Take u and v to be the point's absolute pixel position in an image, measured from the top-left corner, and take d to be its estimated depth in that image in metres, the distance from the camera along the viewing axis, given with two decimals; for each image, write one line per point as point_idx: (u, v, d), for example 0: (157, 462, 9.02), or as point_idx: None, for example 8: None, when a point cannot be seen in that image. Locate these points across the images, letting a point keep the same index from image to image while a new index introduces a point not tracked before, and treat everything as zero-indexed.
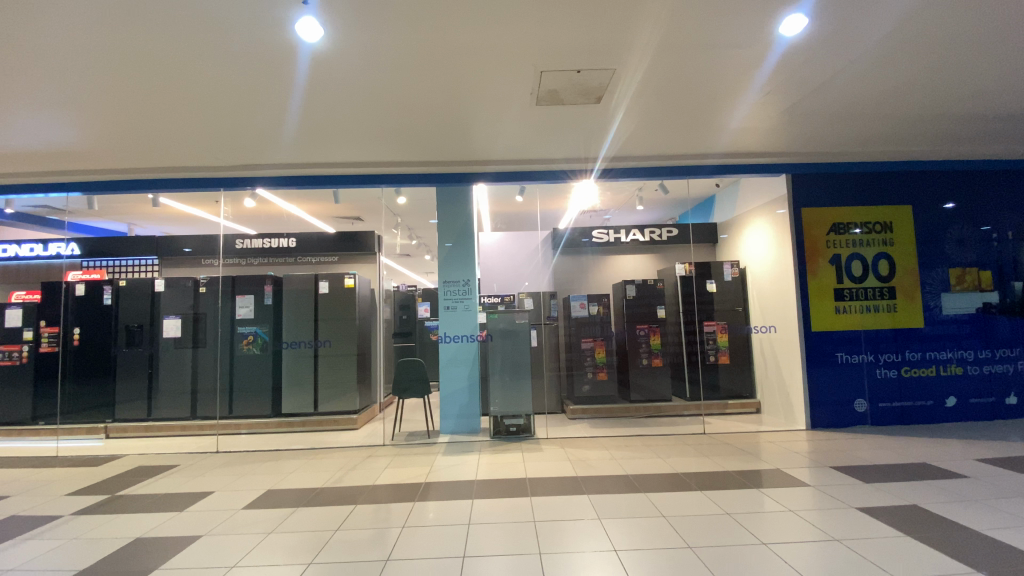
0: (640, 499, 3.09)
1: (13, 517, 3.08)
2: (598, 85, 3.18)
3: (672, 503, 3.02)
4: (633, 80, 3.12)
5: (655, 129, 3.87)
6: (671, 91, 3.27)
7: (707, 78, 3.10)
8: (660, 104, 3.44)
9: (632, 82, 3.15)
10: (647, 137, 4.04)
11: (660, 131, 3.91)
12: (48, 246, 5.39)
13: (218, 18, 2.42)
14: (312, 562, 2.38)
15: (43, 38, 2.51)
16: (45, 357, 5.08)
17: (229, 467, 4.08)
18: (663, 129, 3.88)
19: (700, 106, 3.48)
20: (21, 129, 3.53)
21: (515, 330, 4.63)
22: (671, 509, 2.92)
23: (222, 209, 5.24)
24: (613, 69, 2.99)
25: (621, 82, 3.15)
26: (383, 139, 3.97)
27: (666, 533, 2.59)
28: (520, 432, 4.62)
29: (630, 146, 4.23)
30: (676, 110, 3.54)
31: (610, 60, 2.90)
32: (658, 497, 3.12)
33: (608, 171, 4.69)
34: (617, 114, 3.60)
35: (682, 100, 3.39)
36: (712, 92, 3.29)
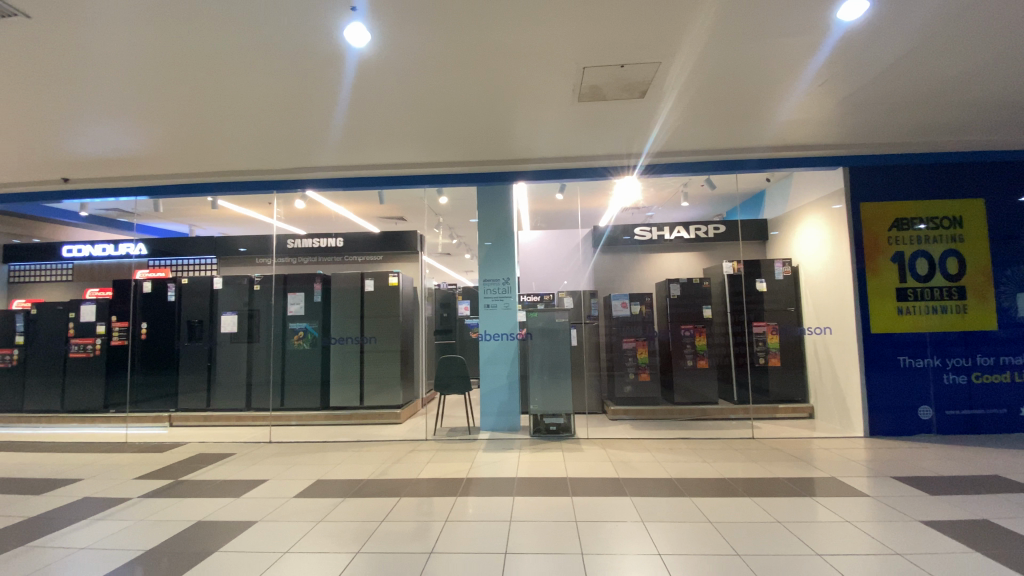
0: (685, 504, 3.01)
1: (88, 498, 3.34)
2: (641, 80, 3.12)
3: (717, 509, 2.92)
4: (678, 73, 3.04)
5: (701, 123, 3.75)
6: (719, 83, 3.16)
7: (757, 68, 2.97)
8: (706, 97, 3.33)
9: (677, 75, 3.06)
10: (692, 131, 3.92)
11: (705, 125, 3.79)
12: (119, 247, 5.75)
13: (269, 27, 2.52)
14: (358, 551, 2.45)
15: (114, 53, 2.70)
16: (117, 350, 5.46)
17: (280, 457, 4.26)
18: (709, 123, 3.75)
19: (748, 97, 3.34)
20: (94, 137, 3.81)
21: (554, 329, 4.60)
22: (717, 514, 2.83)
23: (275, 211, 5.49)
24: (657, 63, 2.92)
25: (666, 75, 3.07)
26: (424, 140, 4.03)
27: (713, 539, 2.51)
28: (559, 431, 4.58)
29: (674, 141, 4.12)
30: (724, 103, 3.41)
31: (654, 53, 2.82)
32: (702, 502, 3.03)
33: (652, 166, 4.61)
34: (661, 108, 3.51)
35: (730, 92, 3.27)
36: (762, 83, 3.16)
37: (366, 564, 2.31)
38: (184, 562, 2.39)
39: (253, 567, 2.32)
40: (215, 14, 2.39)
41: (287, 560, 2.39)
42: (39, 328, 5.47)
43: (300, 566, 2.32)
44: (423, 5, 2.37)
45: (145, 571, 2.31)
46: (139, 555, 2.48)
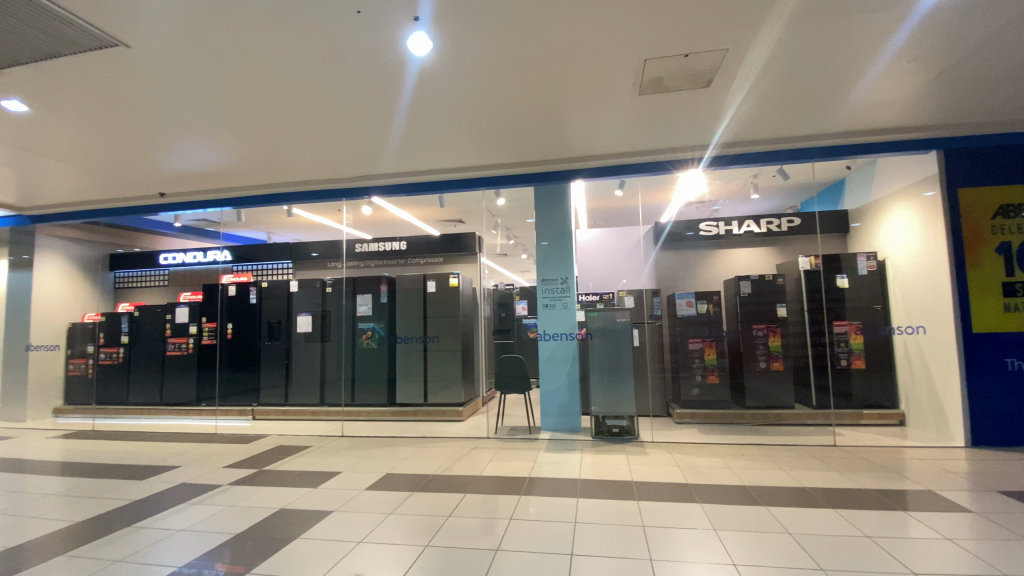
0: (761, 513, 2.84)
1: (186, 484, 3.68)
2: (707, 68, 2.98)
3: (797, 520, 2.74)
4: (746, 59, 2.88)
5: (772, 110, 3.54)
6: (793, 67, 2.96)
7: (837, 48, 2.75)
8: (777, 82, 3.13)
9: (746, 61, 2.90)
10: (762, 119, 3.70)
11: (776, 112, 3.57)
12: (208, 254, 6.38)
13: (338, 44, 2.65)
14: (427, 545, 2.53)
15: (201, 75, 2.95)
16: (206, 348, 5.98)
17: (351, 451, 4.47)
18: (782, 109, 3.53)
19: (825, 80, 3.11)
20: (187, 154, 4.19)
21: (615, 330, 4.50)
22: (797, 526, 2.65)
23: (344, 217, 5.78)
24: (724, 50, 2.79)
25: (733, 62, 2.92)
26: (484, 142, 4.08)
27: (793, 551, 2.36)
28: (622, 433, 4.55)
29: (743, 130, 3.91)
30: (798, 87, 3.20)
31: (719, 41, 2.70)
32: (779, 512, 2.85)
33: (719, 158, 4.37)
34: (728, 97, 3.35)
35: (805, 75, 3.05)
36: (842, 64, 2.93)
37: (434, 558, 2.37)
38: (268, 547, 2.56)
39: (330, 555, 2.45)
40: (289, 34, 2.55)
41: (360, 550, 2.50)
42: (141, 329, 6.09)
43: (374, 555, 2.43)
44: (480, 10, 2.40)
45: (233, 553, 2.50)
46: (229, 537, 2.71)
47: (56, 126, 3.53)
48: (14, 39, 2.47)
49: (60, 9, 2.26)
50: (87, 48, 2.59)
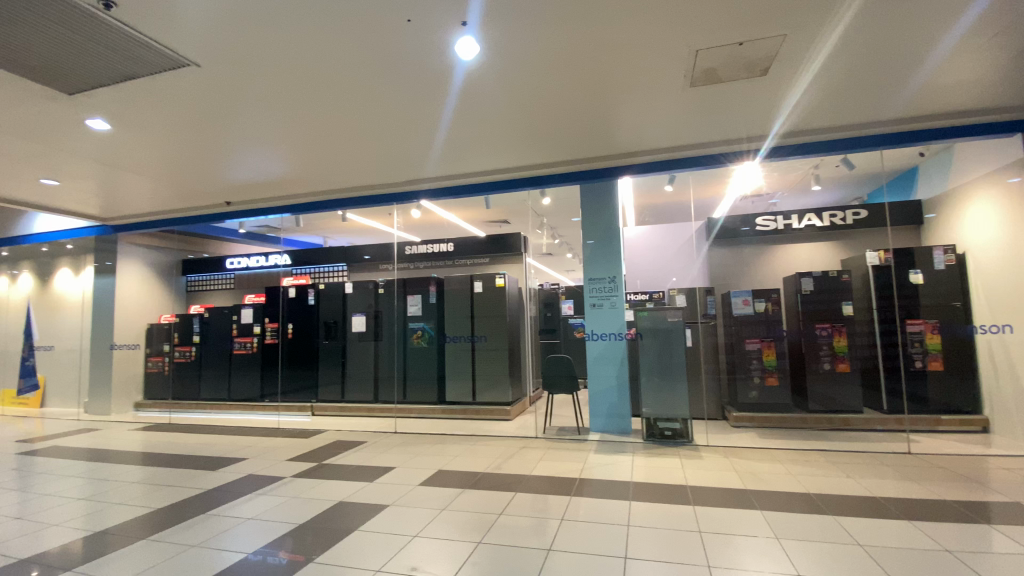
0: (827, 523, 2.69)
1: (253, 475, 3.92)
2: (764, 56, 2.84)
3: (867, 531, 2.57)
4: (807, 44, 2.73)
5: (836, 97, 3.34)
6: (860, 50, 2.77)
7: (911, 28, 2.56)
8: (841, 66, 2.95)
9: (806, 46, 2.75)
10: (824, 106, 3.50)
11: (842, 98, 3.36)
12: (269, 258, 6.74)
13: (389, 52, 2.73)
14: (480, 541, 2.57)
15: (263, 90, 3.13)
16: (270, 347, 6.35)
17: (404, 448, 4.60)
18: (847, 95, 3.31)
19: (897, 62, 2.90)
20: (251, 164, 4.46)
21: (667, 330, 4.39)
22: (869, 537, 2.49)
23: (394, 220, 5.86)
24: (782, 36, 2.65)
25: (792, 48, 2.77)
26: (530, 143, 4.10)
27: (864, 564, 2.22)
28: (675, 436, 4.43)
29: (803, 119, 3.72)
30: (867, 70, 2.99)
31: (777, 26, 2.57)
32: (847, 522, 2.68)
33: (778, 149, 4.16)
34: (787, 85, 3.19)
35: (875, 58, 2.85)
36: (917, 44, 2.71)
37: (487, 555, 2.41)
38: (328, 538, 2.68)
39: (386, 548, 2.53)
40: (343, 46, 2.66)
41: (416, 543, 2.58)
42: (211, 330, 6.54)
43: (428, 549, 2.50)
44: (526, 11, 2.40)
45: (295, 542, 2.64)
46: (293, 527, 2.86)
47: (137, 141, 3.85)
48: (100, 63, 2.71)
49: (138, 33, 2.46)
50: (162, 68, 2.80)
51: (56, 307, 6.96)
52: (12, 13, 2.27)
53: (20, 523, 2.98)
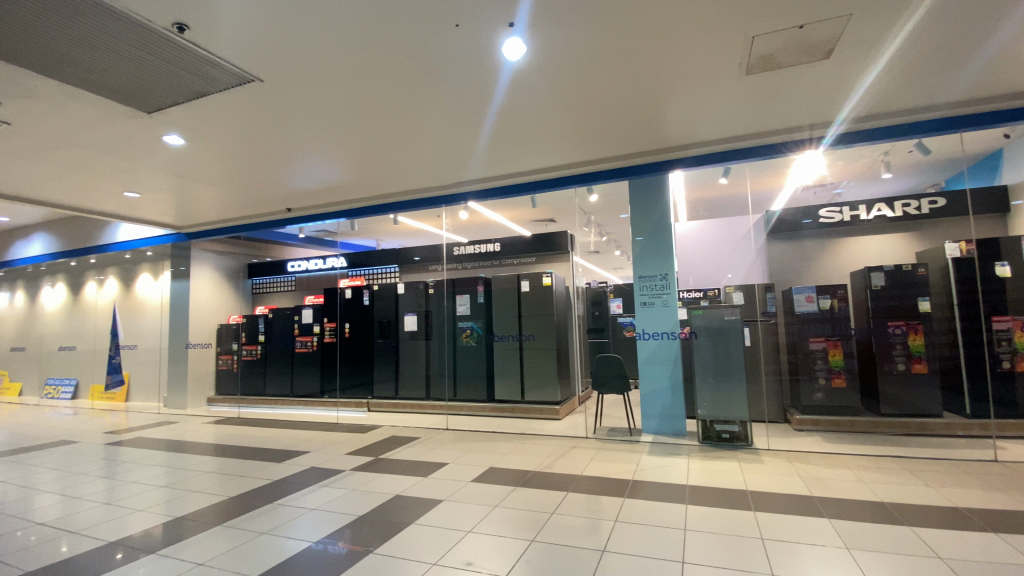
0: (902, 533, 2.52)
1: (314, 467, 4.13)
2: (827, 39, 2.67)
3: (950, 542, 2.38)
4: (875, 24, 2.54)
5: (912, 76, 3.09)
6: (939, 25, 2.56)
7: None
8: (918, 44, 2.72)
9: (875, 26, 2.57)
10: (898, 88, 3.24)
11: (917, 78, 3.11)
12: (327, 261, 7.09)
13: (436, 57, 2.78)
14: (533, 539, 2.58)
15: (318, 100, 3.27)
16: (328, 345, 6.64)
17: (454, 444, 4.69)
18: (924, 74, 3.06)
19: (984, 34, 2.64)
20: (309, 172, 4.68)
21: (724, 329, 4.23)
22: (951, 550, 2.30)
23: (444, 221, 5.98)
24: (848, 16, 2.48)
25: (860, 28, 2.58)
26: (578, 140, 4.06)
27: None
28: (734, 439, 4.26)
29: (874, 102, 3.47)
30: (947, 47, 2.75)
31: (842, 6, 2.40)
32: (926, 533, 2.49)
33: (845, 135, 3.90)
34: (855, 67, 2.98)
35: (957, 32, 2.62)
36: (1008, 13, 2.47)
37: (539, 553, 2.42)
38: (384, 531, 2.78)
39: (441, 542, 2.59)
40: (393, 54, 2.74)
41: (470, 539, 2.62)
42: (274, 329, 6.92)
43: (482, 545, 2.54)
44: (573, 8, 2.37)
45: (354, 534, 2.75)
46: (354, 518, 2.99)
47: (207, 154, 4.12)
48: (175, 83, 2.93)
49: (207, 52, 2.65)
50: (229, 84, 3.00)
51: (138, 309, 7.59)
52: (100, 42, 2.50)
53: (111, 507, 3.28)
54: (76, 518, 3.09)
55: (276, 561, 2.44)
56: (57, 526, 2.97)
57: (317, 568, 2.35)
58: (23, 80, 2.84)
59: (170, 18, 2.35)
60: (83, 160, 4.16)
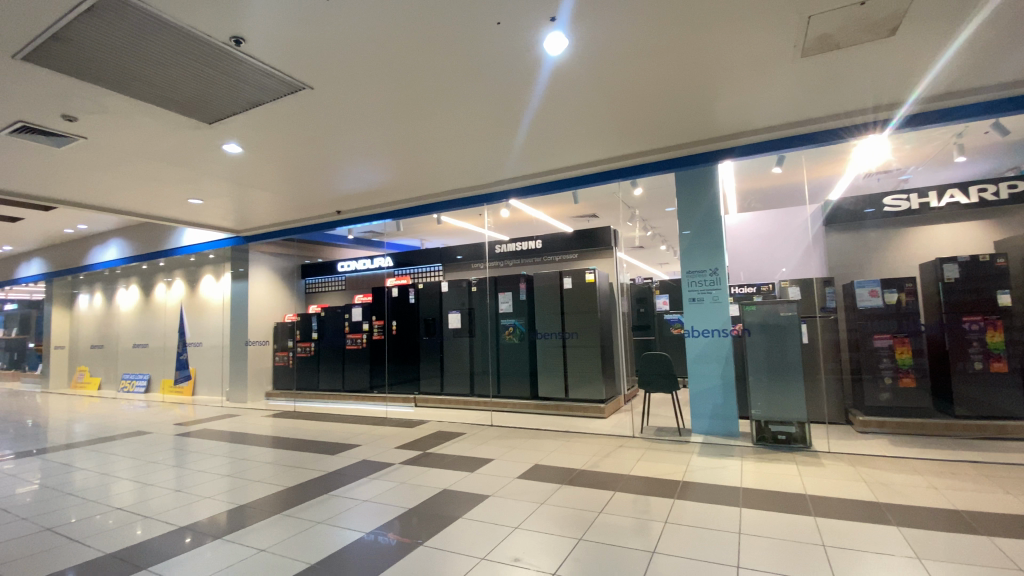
0: (982, 543, 2.32)
1: (366, 460, 4.27)
2: (892, 14, 2.49)
3: None
4: None
5: (993, 49, 2.83)
6: None
7: None
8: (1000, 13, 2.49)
9: None
10: (977, 62, 2.98)
11: (999, 51, 2.84)
12: (374, 260, 7.30)
13: (477, 56, 2.79)
14: (580, 538, 2.56)
15: (363, 104, 3.35)
16: (377, 343, 6.85)
17: (499, 441, 4.73)
18: (1007, 46, 2.79)
19: None
20: (356, 174, 4.82)
21: (780, 325, 4.06)
22: None
23: (486, 219, 6.03)
24: None
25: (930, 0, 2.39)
26: (622, 133, 3.98)
27: None
28: (791, 442, 3.98)
29: (947, 79, 3.20)
30: None
31: None
32: (1009, 544, 2.29)
33: (915, 116, 3.63)
34: (925, 43, 2.76)
35: None
36: None
37: (587, 552, 2.39)
38: (432, 524, 2.84)
39: (489, 537, 2.61)
40: (436, 55, 2.76)
41: (517, 535, 2.63)
42: (327, 327, 7.20)
43: (529, 542, 2.54)
44: None
45: (403, 526, 2.83)
46: (404, 510, 3.07)
47: (262, 161, 4.32)
48: (232, 94, 3.09)
49: (261, 63, 2.76)
50: (282, 93, 3.12)
51: (202, 309, 8.08)
52: (165, 58, 2.67)
53: (181, 494, 3.51)
54: (150, 504, 3.33)
55: (331, 550, 2.54)
56: (134, 511, 3.20)
57: (369, 558, 2.42)
58: (99, 97, 3.06)
59: (229, 32, 2.47)
60: (151, 170, 4.45)
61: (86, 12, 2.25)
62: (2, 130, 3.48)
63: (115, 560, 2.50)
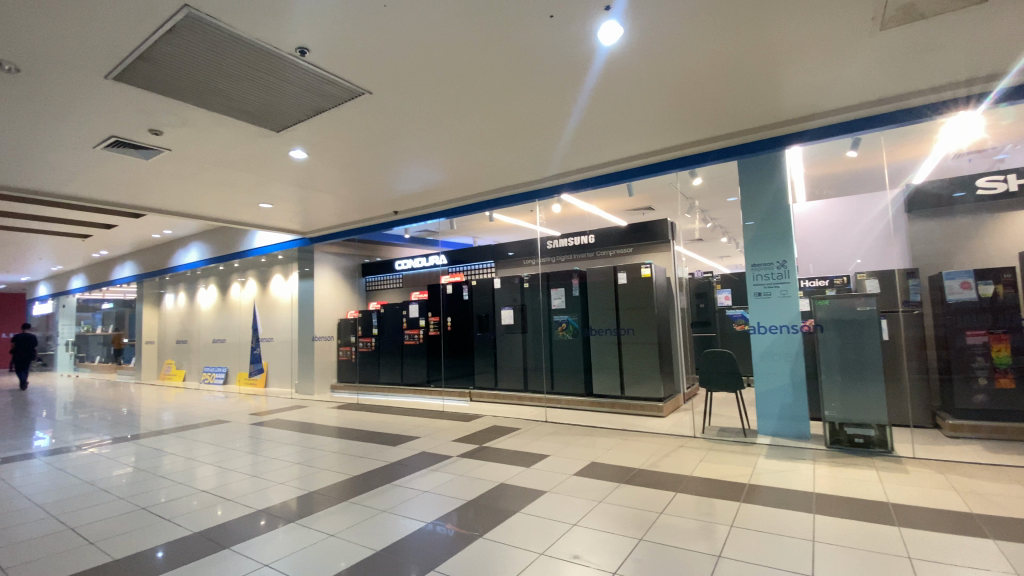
0: None
1: (425, 452, 4.39)
2: None
3: None
4: None
5: None
6: None
7: None
8: None
9: None
10: None
11: None
12: (430, 258, 7.40)
13: (530, 51, 2.77)
14: (640, 538, 2.51)
15: (418, 106, 3.42)
16: (433, 338, 7.01)
17: (554, 437, 4.72)
18: None
19: None
20: (413, 175, 4.95)
21: (857, 320, 3.81)
22: None
23: (537, 216, 6.09)
24: None
25: None
26: (680, 121, 3.85)
27: None
28: (869, 445, 3.71)
29: None
30: None
31: None
32: None
33: (1017, 89, 3.30)
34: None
35: None
36: None
37: (648, 552, 2.34)
38: (489, 517, 2.87)
39: (548, 533, 2.61)
40: (490, 53, 2.77)
41: (575, 532, 2.62)
42: (386, 324, 7.44)
43: (588, 539, 2.52)
44: None
45: (461, 517, 2.89)
46: (463, 502, 3.14)
47: (325, 165, 4.51)
48: (297, 102, 3.25)
49: (323, 71, 2.88)
50: (343, 99, 3.24)
51: (272, 307, 8.58)
52: (237, 71, 2.83)
53: (257, 479, 3.75)
54: (230, 488, 3.57)
55: (395, 538, 2.63)
56: (216, 493, 3.45)
57: (430, 548, 2.49)
58: (179, 111, 3.30)
59: (294, 43, 2.59)
60: (225, 177, 4.76)
61: (168, 33, 2.42)
62: (99, 144, 3.82)
63: (202, 538, 2.71)
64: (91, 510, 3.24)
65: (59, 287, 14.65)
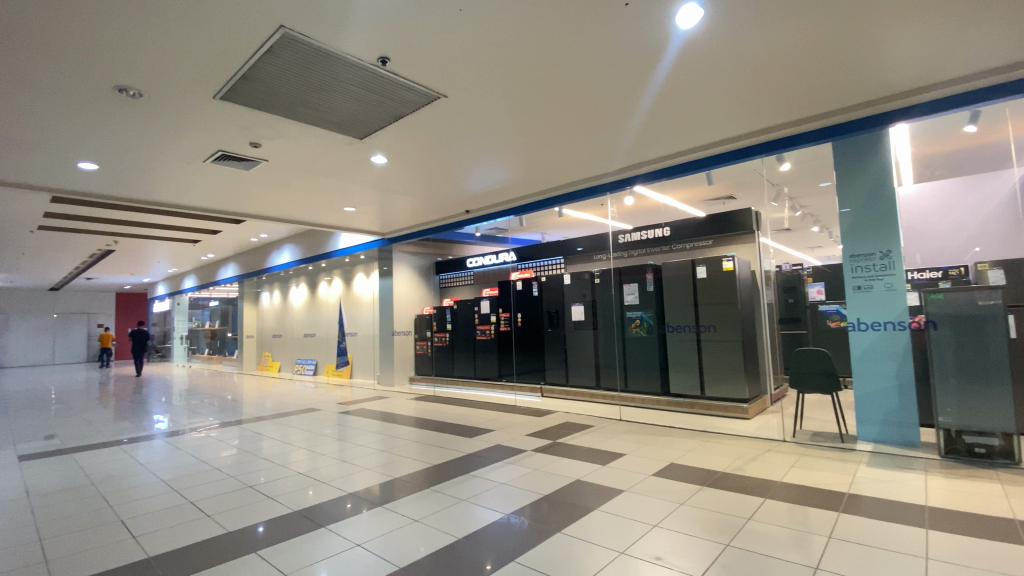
0: None
1: (500, 445, 4.47)
2: None
3: None
4: None
5: None
6: None
7: None
8: None
9: None
10: None
11: None
12: (499, 256, 7.37)
13: (603, 42, 2.71)
14: (727, 543, 2.41)
15: (491, 105, 3.46)
16: (505, 334, 7.12)
17: (629, 436, 4.63)
18: None
19: None
20: (485, 173, 5.03)
21: (977, 315, 3.40)
22: None
23: (608, 209, 5.86)
24: None
25: None
26: (765, 103, 3.61)
27: None
28: (992, 457, 3.31)
29: None
30: None
31: None
32: None
33: None
34: None
35: None
36: None
37: (736, 559, 2.24)
38: (567, 513, 2.87)
39: (627, 533, 2.57)
40: (561, 48, 2.75)
41: (655, 533, 2.56)
42: (459, 320, 7.65)
43: (670, 542, 2.45)
44: None
45: (538, 511, 2.92)
46: (540, 496, 3.17)
47: (402, 168, 4.70)
48: (379, 109, 3.40)
49: (404, 78, 2.99)
50: (420, 103, 3.35)
51: (356, 304, 9.10)
52: (326, 83, 3.01)
53: (345, 464, 4.01)
54: (323, 471, 3.84)
55: (476, 528, 2.71)
56: (310, 476, 3.73)
57: (509, 540, 2.53)
58: (274, 124, 3.57)
59: (376, 53, 2.72)
60: (312, 183, 5.09)
61: (268, 52, 2.62)
62: (207, 158, 4.23)
63: (301, 517, 2.94)
64: (206, 486, 3.60)
65: (174, 286, 16.39)
